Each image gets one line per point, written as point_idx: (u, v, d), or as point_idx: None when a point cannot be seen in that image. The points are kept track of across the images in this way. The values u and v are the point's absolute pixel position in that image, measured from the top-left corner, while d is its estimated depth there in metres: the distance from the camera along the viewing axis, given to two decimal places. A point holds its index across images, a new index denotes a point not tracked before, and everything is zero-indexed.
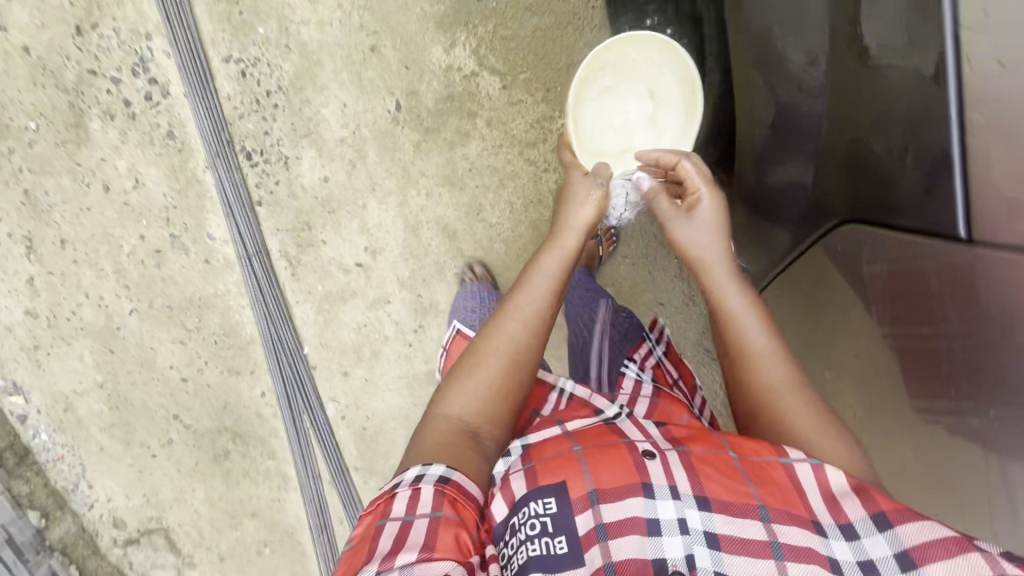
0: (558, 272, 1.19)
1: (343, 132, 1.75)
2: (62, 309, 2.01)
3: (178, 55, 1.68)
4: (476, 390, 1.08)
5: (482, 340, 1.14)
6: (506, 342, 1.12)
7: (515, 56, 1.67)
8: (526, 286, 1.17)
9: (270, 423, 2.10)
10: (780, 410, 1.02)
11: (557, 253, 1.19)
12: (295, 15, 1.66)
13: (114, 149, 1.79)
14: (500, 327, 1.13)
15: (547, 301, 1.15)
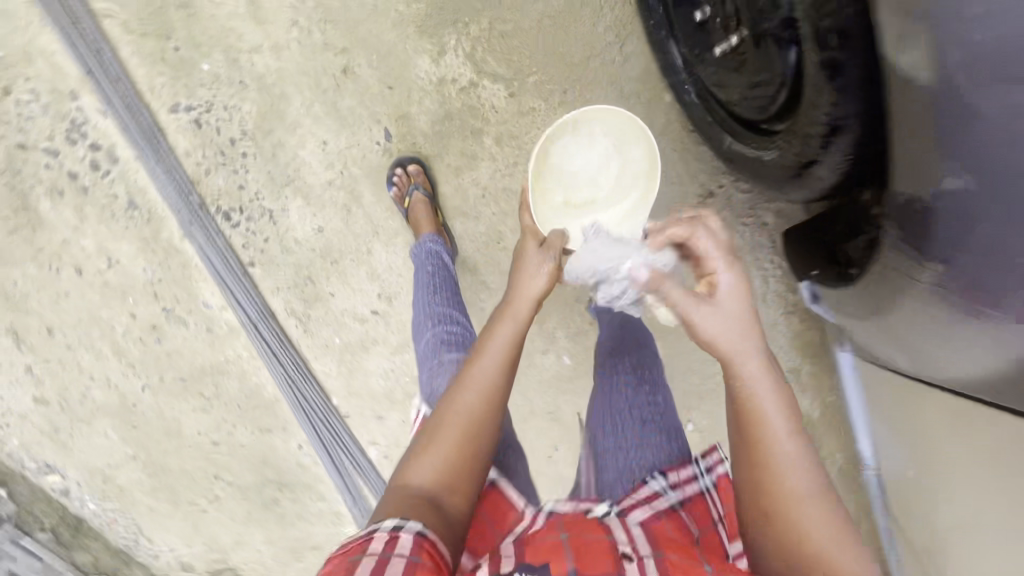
0: (513, 339, 1.01)
1: (329, 174, 1.49)
2: (71, 393, 1.88)
3: (115, 113, 1.39)
4: (435, 463, 0.90)
5: (446, 402, 0.96)
6: (467, 407, 0.95)
7: (519, 56, 1.35)
8: (484, 348, 0.99)
9: (313, 470, 1.95)
10: (772, 483, 0.79)
11: (516, 314, 1.03)
12: (243, 42, 1.35)
13: (74, 229, 1.55)
14: (459, 397, 0.95)
15: (502, 366, 0.98)
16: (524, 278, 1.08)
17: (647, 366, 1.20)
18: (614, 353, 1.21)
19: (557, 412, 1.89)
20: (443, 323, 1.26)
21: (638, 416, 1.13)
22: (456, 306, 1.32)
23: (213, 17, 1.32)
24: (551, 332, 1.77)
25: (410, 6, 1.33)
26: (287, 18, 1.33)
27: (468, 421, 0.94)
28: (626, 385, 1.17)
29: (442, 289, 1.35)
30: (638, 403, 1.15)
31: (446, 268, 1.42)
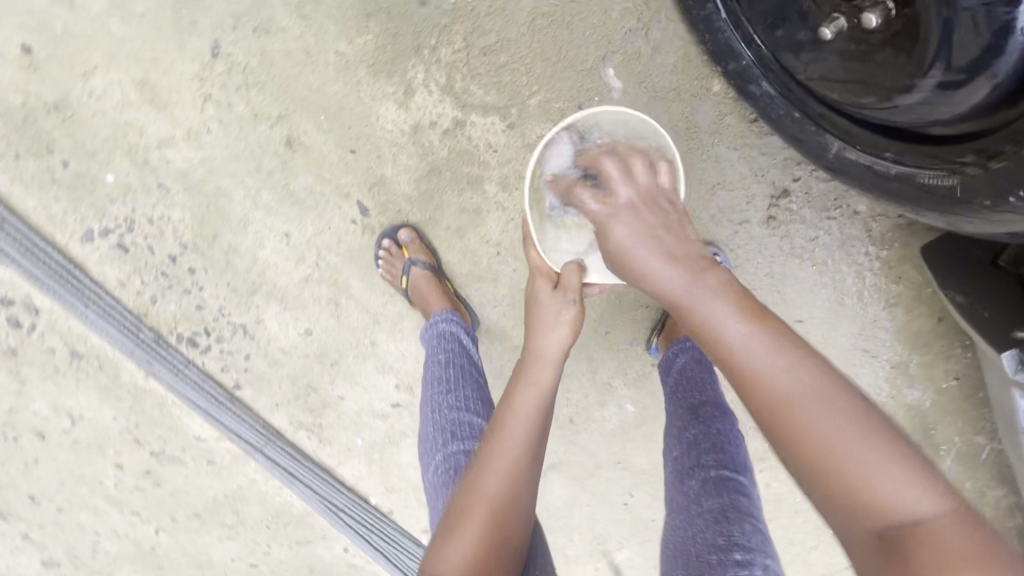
0: (539, 408, 0.84)
1: (302, 269, 1.16)
2: (83, 547, 1.56)
3: (17, 260, 1.08)
4: (465, 556, 0.72)
5: (469, 484, 0.79)
6: (496, 496, 0.76)
7: (512, 74, 1.00)
8: (507, 422, 0.83)
9: (368, 568, 1.58)
10: (802, 447, 0.55)
11: (539, 377, 0.87)
12: (147, 136, 1.00)
13: (19, 394, 1.28)
14: (482, 482, 0.77)
15: (531, 439, 0.81)
16: (541, 330, 0.92)
17: (727, 446, 1.01)
18: (685, 428, 1.06)
19: (630, 461, 1.62)
20: (454, 439, 0.95)
21: (705, 499, 0.93)
22: (475, 409, 1.00)
23: (98, 113, 0.98)
24: (607, 382, 1.49)
25: (354, 40, 0.97)
26: (195, 91, 0.98)
27: (497, 506, 0.76)
28: (689, 461, 1.00)
29: (457, 384, 1.02)
30: (707, 484, 0.95)
31: (464, 352, 1.08)
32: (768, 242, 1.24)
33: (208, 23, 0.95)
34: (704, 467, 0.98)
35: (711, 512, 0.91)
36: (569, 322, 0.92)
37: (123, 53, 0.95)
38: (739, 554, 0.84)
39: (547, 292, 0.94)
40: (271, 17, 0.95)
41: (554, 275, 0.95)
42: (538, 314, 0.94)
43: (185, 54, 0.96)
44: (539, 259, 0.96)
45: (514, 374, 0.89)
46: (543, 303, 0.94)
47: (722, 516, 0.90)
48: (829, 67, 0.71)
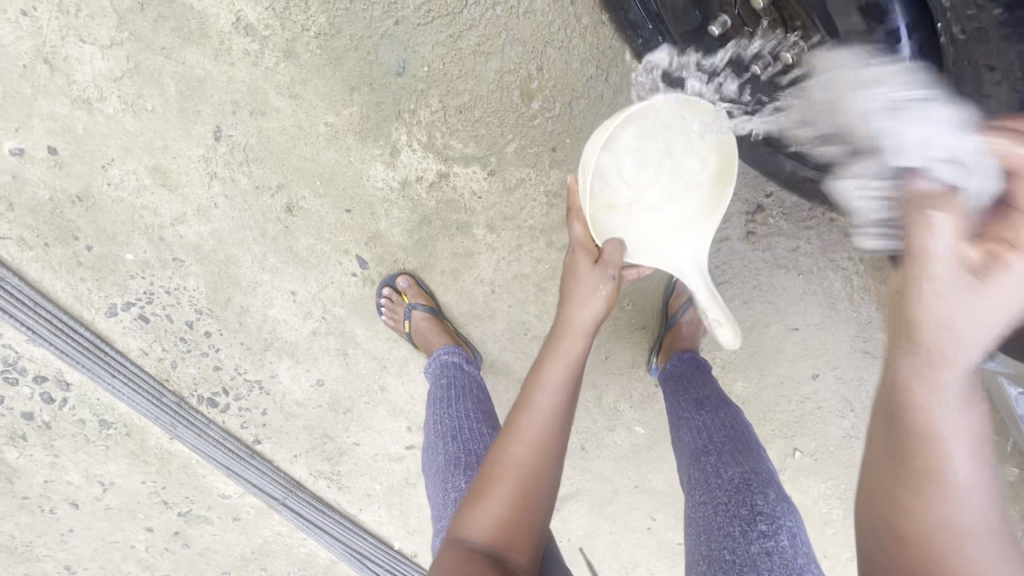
0: (567, 380, 0.85)
1: (310, 323, 1.24)
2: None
3: (47, 340, 1.16)
4: (495, 516, 0.75)
5: (498, 450, 0.81)
6: (526, 464, 0.79)
7: (487, 127, 1.08)
8: (535, 397, 0.84)
9: None
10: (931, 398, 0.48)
11: (570, 352, 0.88)
12: (161, 215, 1.10)
13: (52, 467, 1.34)
14: (510, 453, 0.80)
15: (560, 411, 0.84)
16: (575, 304, 0.92)
17: (737, 425, 1.04)
18: (692, 417, 1.07)
19: (646, 483, 1.62)
20: (456, 441, 0.98)
21: (725, 471, 0.95)
22: (476, 418, 1.03)
23: (118, 199, 1.08)
24: (614, 408, 1.52)
25: (340, 112, 1.05)
26: (202, 171, 1.07)
27: (525, 473, 0.79)
28: (702, 441, 1.02)
29: (458, 398, 1.07)
30: (724, 457, 0.97)
31: (466, 373, 1.14)
32: (750, 255, 1.29)
33: (209, 110, 1.04)
34: (719, 444, 1.00)
35: (732, 483, 0.93)
36: (604, 296, 0.92)
37: (136, 144, 1.05)
38: (763, 524, 0.87)
39: (587, 266, 0.92)
40: (265, 100, 1.04)
41: (595, 252, 0.93)
42: (571, 289, 0.93)
43: (191, 141, 1.05)
44: (580, 229, 0.92)
45: (546, 347, 0.90)
46: (578, 276, 0.93)
47: (744, 486, 0.92)
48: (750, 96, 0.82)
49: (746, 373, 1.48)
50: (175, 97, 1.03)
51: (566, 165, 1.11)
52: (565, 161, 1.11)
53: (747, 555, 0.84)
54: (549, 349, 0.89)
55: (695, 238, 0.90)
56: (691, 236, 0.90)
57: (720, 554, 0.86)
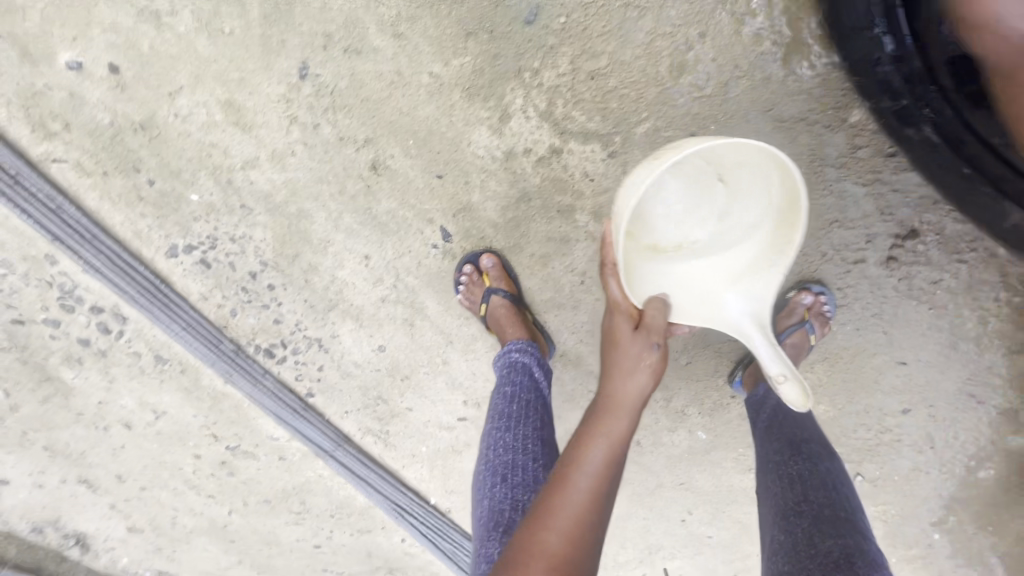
0: (608, 461, 0.77)
1: (379, 290, 1.13)
2: (162, 519, 1.64)
3: (102, 275, 1.08)
4: None
5: (526, 534, 0.71)
6: (556, 553, 0.69)
7: (620, 100, 0.90)
8: (572, 478, 0.75)
9: (424, 554, 1.65)
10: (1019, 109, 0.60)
11: (613, 430, 0.81)
12: (231, 157, 0.96)
13: (106, 390, 1.32)
14: (541, 538, 0.70)
15: (600, 495, 0.75)
16: (619, 378, 0.85)
17: (839, 487, 0.93)
18: (784, 463, 0.96)
19: (694, 483, 1.56)
20: (506, 484, 0.89)
21: (822, 540, 0.84)
22: (534, 453, 0.93)
23: (185, 134, 0.95)
24: (679, 411, 1.43)
25: (450, 63, 0.89)
26: (281, 113, 0.92)
27: (557, 564, 0.68)
28: (795, 497, 0.91)
29: (518, 421, 0.96)
30: (821, 523, 0.87)
31: (533, 387, 1.02)
32: (884, 281, 1.11)
33: (297, 42, 0.88)
34: (815, 505, 0.89)
35: (830, 557, 0.82)
36: (649, 364, 0.85)
37: (208, 73, 0.90)
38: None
39: (629, 333, 0.87)
40: (363, 36, 0.88)
41: (636, 315, 0.88)
42: (617, 359, 0.87)
43: (271, 76, 0.90)
44: (617, 290, 0.87)
45: (587, 419, 0.83)
46: (623, 345, 0.86)
47: (845, 563, 0.80)
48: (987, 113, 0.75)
49: (833, 397, 1.29)
50: (259, 21, 0.88)
51: None
52: None
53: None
54: (589, 420, 0.83)
55: (750, 290, 0.86)
56: (745, 287, 0.86)
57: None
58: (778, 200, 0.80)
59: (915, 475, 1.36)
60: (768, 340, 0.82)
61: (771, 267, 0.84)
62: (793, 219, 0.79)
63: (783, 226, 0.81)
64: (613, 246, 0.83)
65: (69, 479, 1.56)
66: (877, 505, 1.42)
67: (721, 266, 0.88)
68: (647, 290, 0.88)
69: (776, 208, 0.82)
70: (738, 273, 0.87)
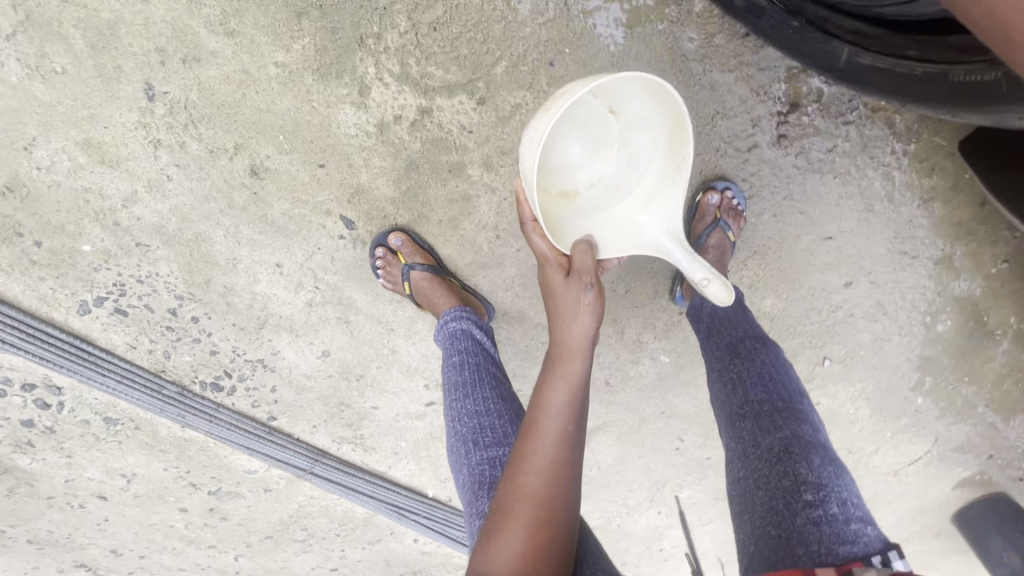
0: (572, 404, 0.73)
1: (303, 295, 1.13)
2: None
3: (19, 349, 1.06)
4: (514, 556, 0.65)
5: (505, 484, 0.71)
6: (537, 496, 0.68)
7: (470, 45, 0.92)
8: (538, 425, 0.72)
9: (439, 547, 1.65)
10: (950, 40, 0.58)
11: (569, 372, 0.75)
12: (109, 197, 0.96)
13: (69, 467, 1.31)
14: (519, 484, 0.69)
15: (570, 435, 0.72)
16: (562, 323, 0.79)
17: (775, 375, 0.93)
18: (726, 369, 0.96)
19: (674, 409, 1.59)
20: (479, 447, 0.87)
21: (764, 438, 0.85)
22: (498, 411, 0.91)
23: (54, 185, 0.94)
24: (637, 341, 1.45)
25: (291, 48, 0.89)
26: (143, 140, 0.92)
27: (539, 506, 0.68)
28: (737, 401, 0.91)
29: (474, 386, 0.94)
30: (762, 421, 0.87)
31: (478, 349, 1.01)
32: (782, 162, 1.14)
33: (133, 64, 0.87)
34: (755, 403, 0.90)
35: (771, 452, 0.83)
36: (592, 306, 0.79)
37: (56, 118, 0.89)
38: (809, 494, 0.77)
39: (559, 281, 0.81)
40: (197, 41, 0.87)
41: (566, 260, 0.82)
42: (556, 308, 0.80)
43: (119, 105, 0.89)
44: (541, 241, 0.82)
45: (541, 369, 0.77)
46: (557, 294, 0.80)
47: (785, 455, 0.82)
48: (883, 55, 0.84)
49: (776, 288, 1.28)
50: (87, 52, 0.86)
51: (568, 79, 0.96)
52: (566, 77, 0.96)
53: (793, 528, 0.74)
54: (545, 373, 0.77)
55: (662, 210, 0.84)
56: (656, 209, 0.84)
57: (764, 531, 0.76)
58: (671, 117, 0.79)
59: (880, 345, 1.37)
60: (685, 249, 0.80)
61: (676, 184, 0.82)
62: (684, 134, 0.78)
63: (681, 137, 0.80)
64: (526, 200, 0.80)
65: (64, 569, 1.52)
66: (854, 384, 1.43)
67: (629, 193, 0.86)
68: (573, 237, 0.84)
69: (667, 127, 0.80)
70: (647, 196, 0.85)
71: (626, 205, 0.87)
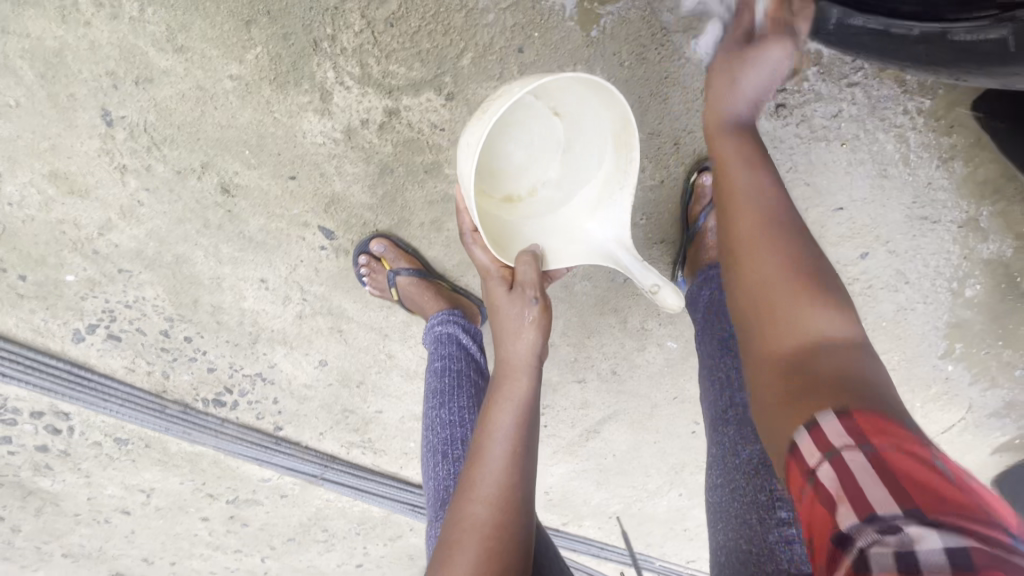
0: (521, 425, 0.72)
1: (292, 308, 1.10)
2: None
3: (19, 380, 1.08)
4: None
5: (454, 511, 0.68)
6: (485, 523, 0.66)
7: (431, 38, 0.86)
8: (486, 447, 0.71)
9: None
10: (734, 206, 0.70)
11: (515, 393, 0.74)
12: (85, 226, 0.95)
13: (89, 485, 1.35)
14: (467, 512, 0.67)
15: (519, 455, 0.71)
16: (507, 339, 0.77)
17: None
18: (715, 365, 0.88)
19: (687, 393, 1.54)
20: (447, 461, 0.86)
21: (744, 448, 0.80)
22: (473, 423, 0.88)
23: (30, 219, 0.94)
24: (641, 328, 1.41)
25: (244, 59, 0.85)
26: (108, 166, 0.91)
27: (487, 536, 0.65)
28: (722, 403, 0.84)
29: (452, 394, 0.91)
30: (746, 427, 0.81)
31: (462, 355, 0.97)
32: (783, 133, 1.06)
33: (86, 90, 0.86)
34: (740, 407, 0.83)
35: (751, 463, 0.78)
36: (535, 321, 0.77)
37: (21, 153, 0.89)
38: (783, 511, 0.72)
39: (503, 296, 0.77)
40: (147, 61, 0.84)
41: (510, 272, 0.78)
42: (500, 324, 0.78)
43: (79, 133, 0.88)
44: (482, 253, 0.80)
45: (488, 390, 0.76)
46: (500, 308, 0.77)
47: (763, 467, 0.76)
48: (876, 14, 0.76)
49: None
50: (38, 82, 0.84)
51: (538, 66, 0.91)
52: (537, 64, 0.91)
53: (765, 545, 0.71)
54: (492, 393, 0.75)
55: (611, 216, 0.79)
56: (604, 213, 0.79)
57: (736, 545, 0.75)
58: (614, 119, 0.75)
59: (902, 316, 1.29)
60: (635, 256, 0.76)
61: (622, 187, 0.77)
62: (626, 136, 0.74)
63: (626, 137, 0.75)
64: (465, 210, 0.78)
65: None
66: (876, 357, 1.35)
67: (579, 199, 0.82)
68: (518, 247, 0.80)
69: (610, 129, 0.76)
70: (596, 202, 0.80)
71: (574, 212, 0.82)
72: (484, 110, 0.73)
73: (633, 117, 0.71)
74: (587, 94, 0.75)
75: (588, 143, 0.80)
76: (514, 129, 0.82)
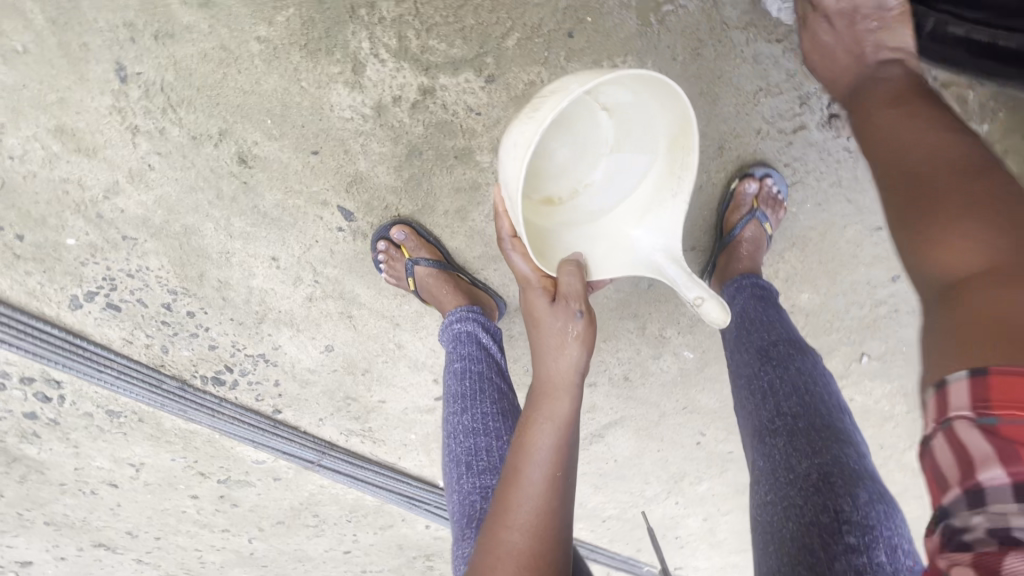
0: (559, 449, 0.67)
1: (302, 290, 1.05)
2: (190, 562, 1.61)
3: (11, 345, 1.03)
4: None
5: (486, 537, 0.64)
6: (522, 552, 0.62)
7: (476, 14, 0.82)
8: (523, 470, 0.66)
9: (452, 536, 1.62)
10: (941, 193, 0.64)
11: (556, 414, 0.69)
12: (90, 188, 0.90)
13: (77, 456, 1.30)
14: (501, 538, 0.63)
15: (558, 483, 0.66)
16: (546, 356, 0.71)
17: (813, 387, 0.82)
18: (756, 375, 0.84)
19: (697, 404, 1.50)
20: (472, 472, 0.80)
21: (798, 463, 0.75)
22: (497, 433, 0.83)
23: (31, 176, 0.89)
24: (658, 334, 1.37)
25: (274, 22, 0.80)
26: (119, 126, 0.85)
27: (524, 567, 0.61)
28: (768, 414, 0.81)
29: (474, 399, 0.86)
30: (797, 441, 0.77)
31: (483, 356, 0.92)
32: (832, 145, 1.00)
33: (100, 42, 0.81)
34: (789, 418, 0.79)
35: (808, 480, 0.73)
36: (578, 336, 0.72)
37: (27, 104, 0.83)
38: (852, 537, 0.68)
39: (545, 307, 0.72)
40: (169, 15, 0.80)
41: (551, 283, 0.74)
42: (539, 338, 0.73)
43: (91, 88, 0.83)
44: (522, 262, 0.74)
45: (524, 409, 0.71)
46: (541, 321, 0.72)
47: (824, 486, 0.72)
48: None
49: (815, 282, 1.15)
50: (48, 28, 0.79)
51: (587, 53, 0.85)
52: (585, 51, 0.85)
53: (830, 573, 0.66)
54: (529, 412, 0.70)
55: (660, 223, 0.74)
56: (654, 221, 0.75)
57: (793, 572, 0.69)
58: (674, 122, 0.69)
59: None
60: (683, 266, 0.71)
61: (674, 195, 0.73)
62: (686, 141, 0.69)
63: (685, 142, 0.70)
64: (505, 215, 0.73)
65: (84, 548, 1.53)
66: (898, 383, 1.31)
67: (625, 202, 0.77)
68: (561, 254, 0.76)
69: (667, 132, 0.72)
70: (644, 207, 0.76)
71: (619, 216, 0.77)
72: (535, 107, 0.66)
73: (696, 123, 0.66)
74: (647, 93, 0.68)
75: (640, 142, 0.74)
76: (558, 125, 0.75)
